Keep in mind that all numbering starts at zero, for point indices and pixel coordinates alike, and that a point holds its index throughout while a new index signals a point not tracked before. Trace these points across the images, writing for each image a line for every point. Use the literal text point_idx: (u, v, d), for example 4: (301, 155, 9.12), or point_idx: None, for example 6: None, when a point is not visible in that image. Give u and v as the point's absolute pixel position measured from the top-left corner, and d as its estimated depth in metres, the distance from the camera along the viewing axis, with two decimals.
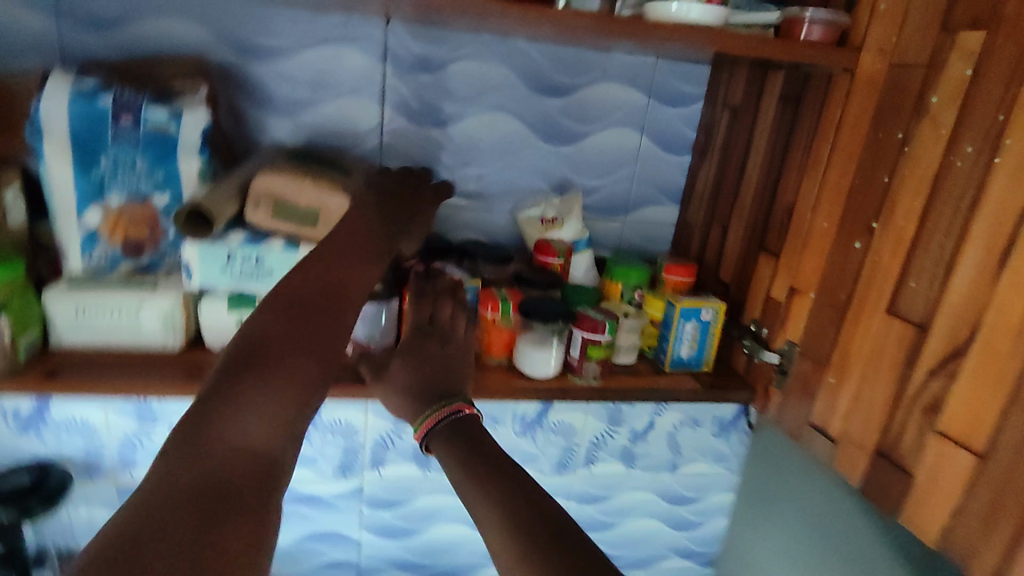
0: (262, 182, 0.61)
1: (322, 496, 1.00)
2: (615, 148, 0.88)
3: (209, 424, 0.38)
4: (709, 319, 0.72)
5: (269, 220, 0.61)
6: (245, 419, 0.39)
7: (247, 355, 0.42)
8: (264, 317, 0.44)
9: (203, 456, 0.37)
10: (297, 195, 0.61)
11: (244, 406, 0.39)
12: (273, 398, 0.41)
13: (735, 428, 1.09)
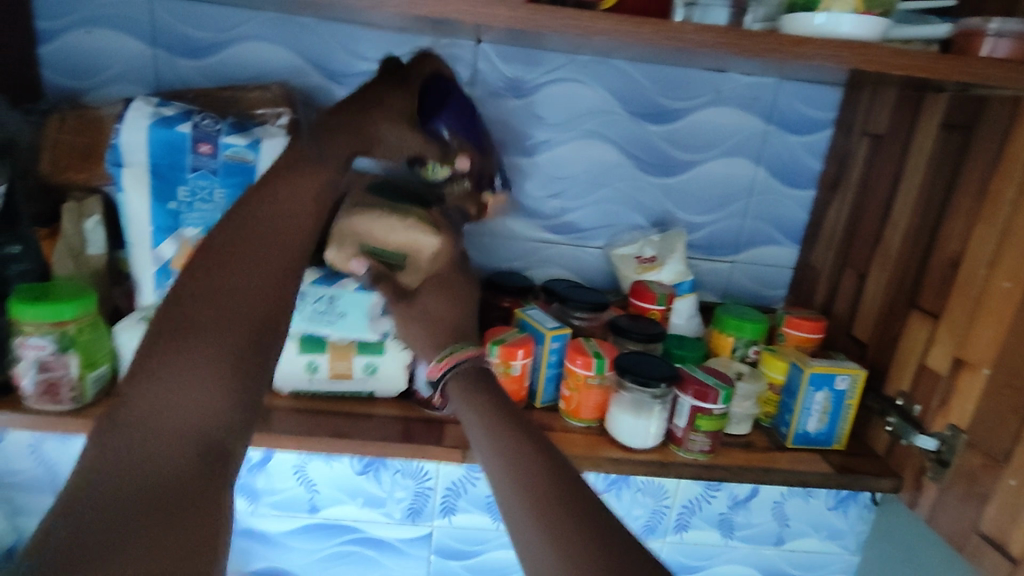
0: (350, 223, 0.57)
1: (388, 540, 0.94)
2: (727, 181, 0.78)
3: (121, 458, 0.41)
4: (844, 389, 0.61)
5: (351, 262, 0.58)
6: (166, 423, 0.43)
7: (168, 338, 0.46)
8: (183, 315, 0.47)
9: (114, 454, 0.41)
10: (388, 236, 0.58)
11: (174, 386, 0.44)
12: (171, 429, 0.43)
13: (855, 502, 0.94)
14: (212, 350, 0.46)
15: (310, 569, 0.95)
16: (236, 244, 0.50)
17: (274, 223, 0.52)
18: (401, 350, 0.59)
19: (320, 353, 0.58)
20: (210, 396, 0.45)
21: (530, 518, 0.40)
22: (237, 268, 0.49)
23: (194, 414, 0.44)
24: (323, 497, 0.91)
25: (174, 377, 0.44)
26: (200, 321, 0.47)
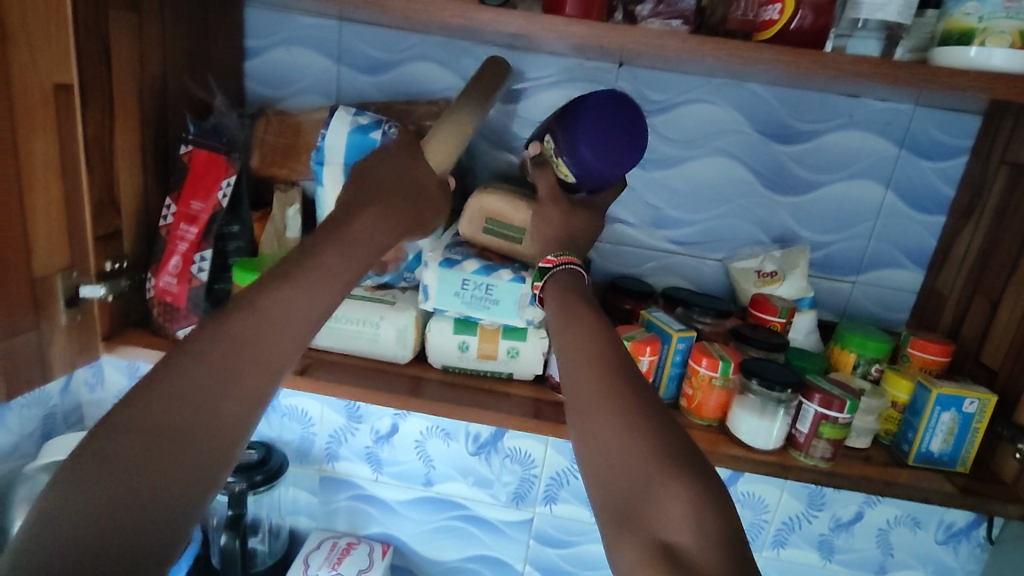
0: (480, 200, 0.65)
1: (492, 521, 1.01)
2: (853, 203, 0.79)
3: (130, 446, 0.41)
4: (972, 412, 0.62)
5: (479, 234, 0.66)
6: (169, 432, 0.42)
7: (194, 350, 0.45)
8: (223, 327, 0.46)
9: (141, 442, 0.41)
10: (513, 215, 0.64)
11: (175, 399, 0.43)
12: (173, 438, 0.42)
13: (968, 539, 0.91)
14: (198, 429, 0.43)
15: (418, 539, 1.04)
16: (279, 297, 0.49)
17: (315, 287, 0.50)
18: (540, 338, 0.66)
19: (472, 334, 0.66)
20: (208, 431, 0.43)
21: (621, 432, 0.45)
22: (259, 345, 0.47)
23: (163, 482, 0.41)
24: (437, 473, 0.99)
25: (158, 444, 0.41)
26: (195, 390, 0.44)
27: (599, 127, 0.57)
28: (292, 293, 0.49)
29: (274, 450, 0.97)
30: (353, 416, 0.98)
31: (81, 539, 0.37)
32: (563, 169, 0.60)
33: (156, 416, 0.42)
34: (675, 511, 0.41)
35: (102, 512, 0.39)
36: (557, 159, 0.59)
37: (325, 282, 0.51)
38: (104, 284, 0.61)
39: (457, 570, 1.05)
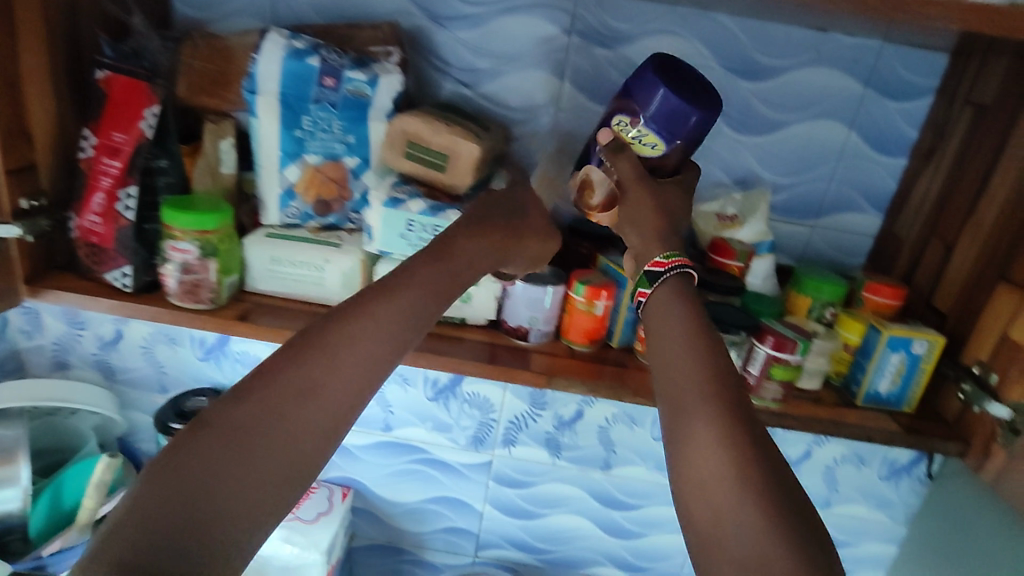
0: (399, 122, 0.60)
1: (453, 464, 1.01)
2: (817, 144, 0.77)
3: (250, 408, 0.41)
4: (920, 353, 0.63)
5: (400, 159, 0.61)
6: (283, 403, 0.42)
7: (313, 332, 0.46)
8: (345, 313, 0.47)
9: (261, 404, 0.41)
10: (432, 137, 0.59)
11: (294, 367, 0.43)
12: (283, 407, 0.42)
13: (909, 474, 0.95)
14: (284, 439, 0.41)
15: (379, 482, 1.04)
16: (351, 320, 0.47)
17: (386, 318, 0.48)
18: (493, 283, 0.66)
19: None
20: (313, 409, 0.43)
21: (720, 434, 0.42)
22: (319, 381, 0.44)
23: (240, 493, 0.38)
24: (396, 418, 0.98)
25: (265, 414, 0.41)
26: (282, 395, 0.42)
27: (657, 70, 0.56)
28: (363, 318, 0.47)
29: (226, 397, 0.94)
30: None
31: (180, 496, 0.36)
32: (652, 139, 0.58)
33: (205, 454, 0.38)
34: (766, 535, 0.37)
35: (202, 475, 0.37)
36: (641, 133, 0.57)
37: (411, 293, 0.50)
38: (19, 223, 0.57)
39: (418, 512, 1.06)
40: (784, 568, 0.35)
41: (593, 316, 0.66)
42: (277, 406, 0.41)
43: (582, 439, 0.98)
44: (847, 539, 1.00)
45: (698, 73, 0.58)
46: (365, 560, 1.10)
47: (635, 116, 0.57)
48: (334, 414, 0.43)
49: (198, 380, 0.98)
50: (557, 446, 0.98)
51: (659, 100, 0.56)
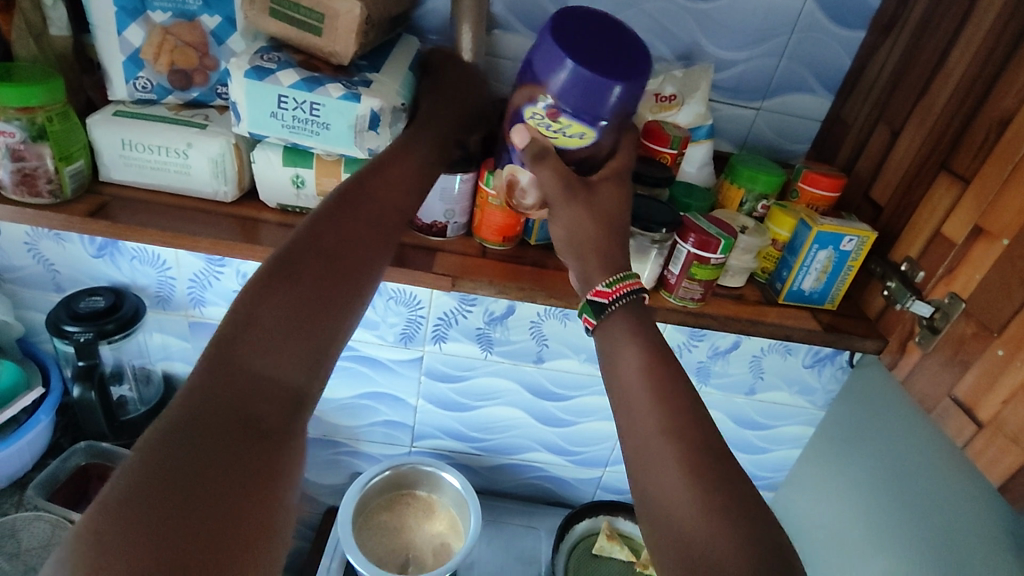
0: None
1: (382, 360, 0.98)
2: (771, 10, 0.68)
3: (260, 301, 0.41)
4: (850, 250, 0.59)
5: (265, 18, 0.54)
6: (295, 298, 0.42)
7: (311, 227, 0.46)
8: (334, 208, 0.48)
9: (276, 298, 0.42)
10: None
11: (298, 262, 0.43)
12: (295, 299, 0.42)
13: (832, 362, 0.97)
14: (304, 328, 0.41)
15: None
16: (310, 249, 0.45)
17: (372, 210, 0.49)
18: None
19: (304, 164, 0.59)
20: (329, 295, 0.43)
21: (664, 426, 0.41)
22: (304, 308, 0.42)
23: (270, 386, 0.39)
24: None
25: (285, 307, 0.41)
26: (296, 292, 0.42)
27: (560, 39, 0.49)
28: (329, 248, 0.45)
29: (126, 296, 0.87)
30: (213, 259, 0.87)
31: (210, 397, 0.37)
32: (577, 129, 0.51)
33: (203, 408, 0.36)
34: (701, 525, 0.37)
35: (226, 378, 0.38)
36: (559, 122, 0.51)
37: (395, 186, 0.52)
38: None
39: (351, 407, 1.04)
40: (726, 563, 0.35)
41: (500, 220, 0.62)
42: (294, 301, 0.42)
43: (513, 334, 0.94)
44: (768, 421, 1.04)
45: (621, 41, 0.51)
46: None
47: (545, 101, 0.50)
48: (346, 301, 0.44)
49: (94, 278, 0.89)
50: (488, 341, 0.95)
51: (568, 74, 0.49)
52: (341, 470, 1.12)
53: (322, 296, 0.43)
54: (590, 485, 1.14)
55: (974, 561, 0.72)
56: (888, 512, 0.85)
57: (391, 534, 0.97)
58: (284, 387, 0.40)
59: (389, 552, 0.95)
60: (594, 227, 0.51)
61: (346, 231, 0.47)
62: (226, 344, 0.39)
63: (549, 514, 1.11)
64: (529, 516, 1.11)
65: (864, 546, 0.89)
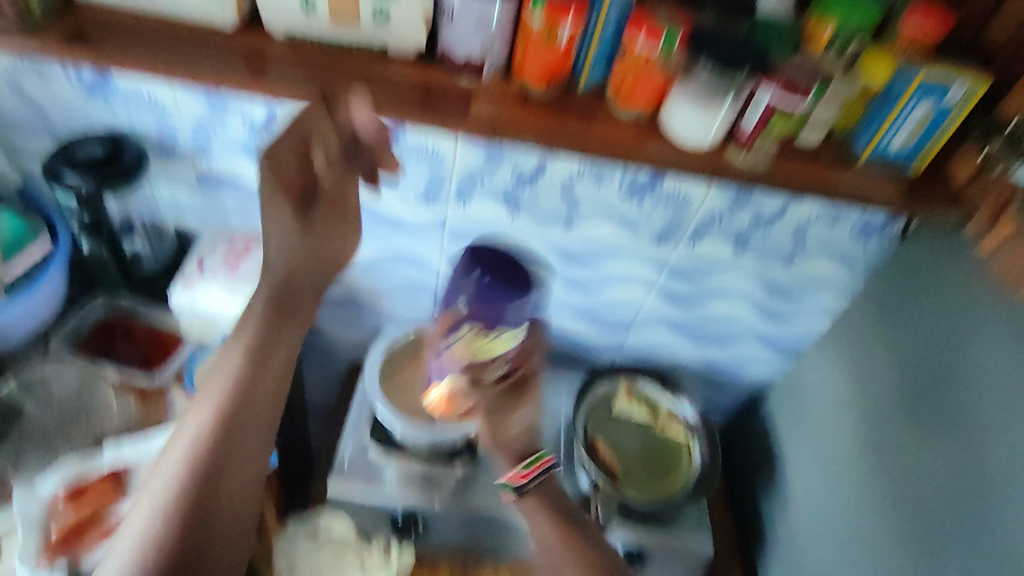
0: None
1: (402, 220, 0.93)
2: None
3: (219, 459, 0.62)
4: (951, 105, 0.62)
5: None
6: (244, 461, 0.64)
7: (238, 412, 0.64)
8: (250, 407, 0.65)
9: (221, 450, 0.62)
10: None
11: (243, 427, 0.65)
12: (242, 461, 0.64)
13: (879, 233, 0.91)
14: (226, 473, 0.62)
15: None
16: (221, 444, 0.63)
17: (274, 368, 0.69)
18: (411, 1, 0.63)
19: None
20: (257, 443, 0.66)
21: None
22: (232, 458, 0.63)
23: (226, 519, 0.61)
24: None
25: (232, 468, 0.63)
26: (229, 445, 0.63)
27: None
28: (241, 449, 0.64)
29: (126, 143, 0.80)
30: (216, 104, 0.79)
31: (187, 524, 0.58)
32: None
33: (182, 534, 0.57)
34: None
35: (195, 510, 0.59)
36: None
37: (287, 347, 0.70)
38: None
39: (370, 266, 1.00)
40: None
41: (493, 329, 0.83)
42: (224, 452, 0.62)
43: (543, 195, 0.88)
44: (800, 291, 1.01)
45: None
46: (323, 311, 1.08)
47: None
48: (257, 462, 0.66)
49: (89, 123, 0.82)
50: (516, 203, 0.89)
51: None
52: (363, 328, 1.11)
53: (244, 464, 0.64)
54: (610, 349, 1.14)
55: (988, 432, 0.72)
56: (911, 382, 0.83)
57: (415, 390, 0.98)
58: (236, 533, 0.63)
59: (416, 407, 0.96)
60: None
61: (251, 406, 0.65)
62: (195, 495, 0.59)
63: (568, 375, 1.13)
64: (548, 376, 1.12)
65: (877, 414, 0.88)
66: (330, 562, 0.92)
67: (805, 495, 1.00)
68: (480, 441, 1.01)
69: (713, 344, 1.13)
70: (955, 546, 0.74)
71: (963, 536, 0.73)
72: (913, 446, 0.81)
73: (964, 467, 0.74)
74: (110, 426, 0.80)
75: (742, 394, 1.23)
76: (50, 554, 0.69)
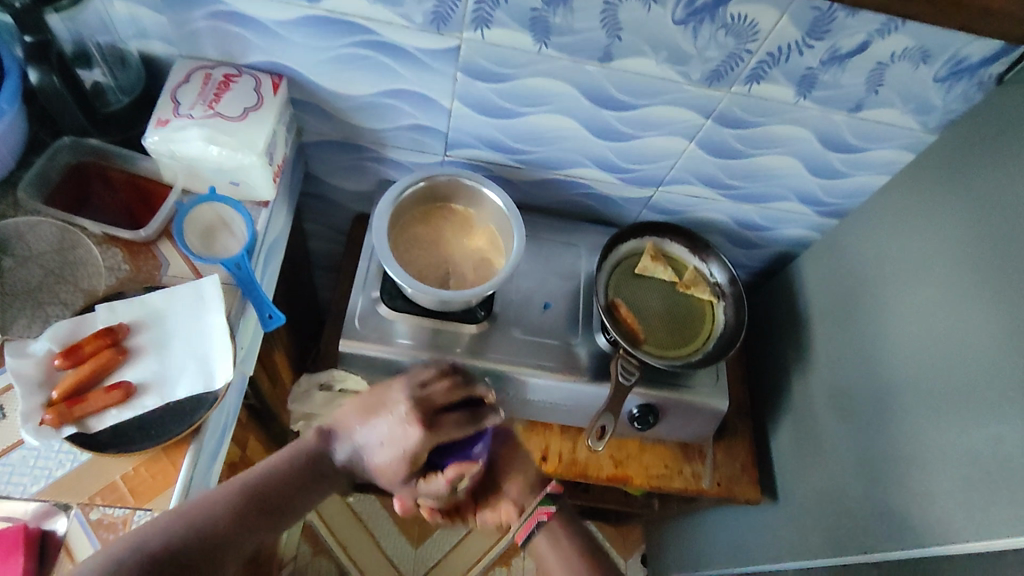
0: None
1: (409, 50, 0.78)
2: None
3: (257, 487, 0.67)
4: None
5: None
6: (271, 494, 0.67)
7: (294, 470, 0.69)
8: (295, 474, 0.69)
9: (257, 490, 0.66)
10: None
11: (288, 482, 0.68)
12: (266, 499, 0.66)
13: (970, 75, 0.78)
14: (238, 538, 0.63)
15: (316, 70, 0.82)
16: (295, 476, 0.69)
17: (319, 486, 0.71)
18: None
19: None
20: (275, 516, 0.67)
21: None
22: (264, 511, 0.66)
23: (211, 553, 0.60)
24: None
25: (251, 504, 0.65)
26: (264, 499, 0.66)
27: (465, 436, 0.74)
28: (297, 504, 0.69)
29: None
30: None
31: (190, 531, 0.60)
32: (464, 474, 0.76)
33: (185, 532, 0.60)
34: None
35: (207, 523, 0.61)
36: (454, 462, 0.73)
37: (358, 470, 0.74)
38: None
39: (373, 107, 0.87)
40: None
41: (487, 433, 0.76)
42: (254, 501, 0.66)
43: (579, 20, 0.73)
44: (861, 144, 0.89)
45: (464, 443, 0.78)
46: (323, 158, 0.96)
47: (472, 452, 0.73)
48: (268, 521, 0.66)
49: None
50: (546, 30, 0.75)
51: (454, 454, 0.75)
52: (368, 177, 1.01)
53: (263, 521, 0.66)
54: (636, 205, 1.05)
55: (1004, 352, 0.69)
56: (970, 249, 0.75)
57: (429, 248, 0.91)
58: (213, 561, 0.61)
59: (429, 266, 0.89)
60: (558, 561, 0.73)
61: (292, 481, 0.69)
62: (230, 500, 0.64)
63: (591, 231, 1.05)
64: (568, 233, 1.04)
65: (925, 282, 0.82)
66: None
67: (823, 379, 0.98)
68: (497, 301, 0.96)
69: (751, 201, 1.04)
70: (986, 410, 0.70)
71: (1006, 407, 0.68)
72: (962, 313, 0.75)
73: (987, 370, 0.71)
74: (101, 284, 0.74)
75: (771, 254, 1.16)
76: (55, 421, 0.64)
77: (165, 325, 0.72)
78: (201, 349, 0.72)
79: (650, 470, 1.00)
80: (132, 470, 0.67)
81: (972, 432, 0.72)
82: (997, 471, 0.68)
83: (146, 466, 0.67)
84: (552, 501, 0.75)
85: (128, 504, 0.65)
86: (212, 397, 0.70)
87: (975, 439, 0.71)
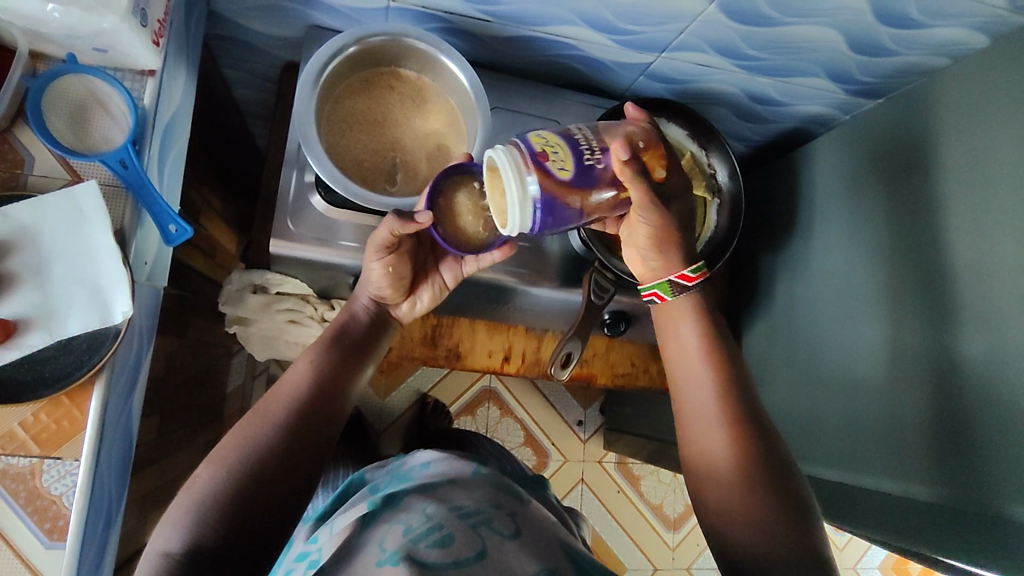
0: None
1: None
2: None
3: (314, 365, 0.71)
4: None
5: None
6: (329, 368, 0.71)
7: (343, 345, 0.74)
8: (341, 344, 0.74)
9: (312, 361, 0.71)
10: None
11: (333, 352, 0.73)
12: (328, 374, 0.71)
13: None
14: (322, 410, 0.68)
15: None
16: (358, 332, 0.76)
17: (368, 346, 0.77)
18: None
19: None
20: (343, 382, 0.72)
21: (725, 429, 0.64)
22: (334, 381, 0.71)
23: (309, 438, 0.66)
24: None
25: (315, 382, 0.70)
26: (330, 378, 0.71)
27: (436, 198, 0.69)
28: (356, 367, 0.75)
29: None
30: None
31: (278, 422, 0.65)
32: (563, 161, 0.59)
33: (274, 418, 0.65)
34: (716, 437, 0.65)
35: (284, 412, 0.66)
36: (559, 157, 0.59)
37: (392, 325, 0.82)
38: None
39: None
40: (719, 458, 0.63)
41: (596, 172, 0.60)
42: (318, 372, 0.70)
43: None
44: (922, 20, 0.70)
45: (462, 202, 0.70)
46: None
47: (546, 162, 0.58)
48: (342, 380, 0.72)
49: None
50: None
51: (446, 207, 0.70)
52: (294, 21, 0.78)
53: (336, 388, 0.71)
54: (633, 71, 0.86)
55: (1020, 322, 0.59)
56: (1004, 181, 0.63)
57: (371, 130, 0.74)
58: (318, 434, 0.67)
59: (371, 155, 0.73)
60: (691, 361, 0.69)
61: (346, 350, 0.74)
62: (302, 387, 0.69)
63: (574, 104, 0.87)
64: (546, 105, 0.86)
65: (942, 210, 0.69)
66: (288, 317, 0.87)
67: (796, 290, 0.89)
68: None
69: (770, 74, 0.84)
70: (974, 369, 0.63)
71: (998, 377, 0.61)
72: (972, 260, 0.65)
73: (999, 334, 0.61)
74: None
75: (780, 130, 1.00)
76: None
77: (40, 244, 0.59)
78: (91, 274, 0.59)
79: (615, 368, 0.97)
80: (32, 416, 0.59)
81: (942, 386, 0.66)
82: (956, 433, 0.63)
83: (46, 412, 0.59)
84: (671, 289, 0.69)
85: (33, 453, 0.59)
86: (114, 331, 0.60)
87: (945, 396, 0.66)
